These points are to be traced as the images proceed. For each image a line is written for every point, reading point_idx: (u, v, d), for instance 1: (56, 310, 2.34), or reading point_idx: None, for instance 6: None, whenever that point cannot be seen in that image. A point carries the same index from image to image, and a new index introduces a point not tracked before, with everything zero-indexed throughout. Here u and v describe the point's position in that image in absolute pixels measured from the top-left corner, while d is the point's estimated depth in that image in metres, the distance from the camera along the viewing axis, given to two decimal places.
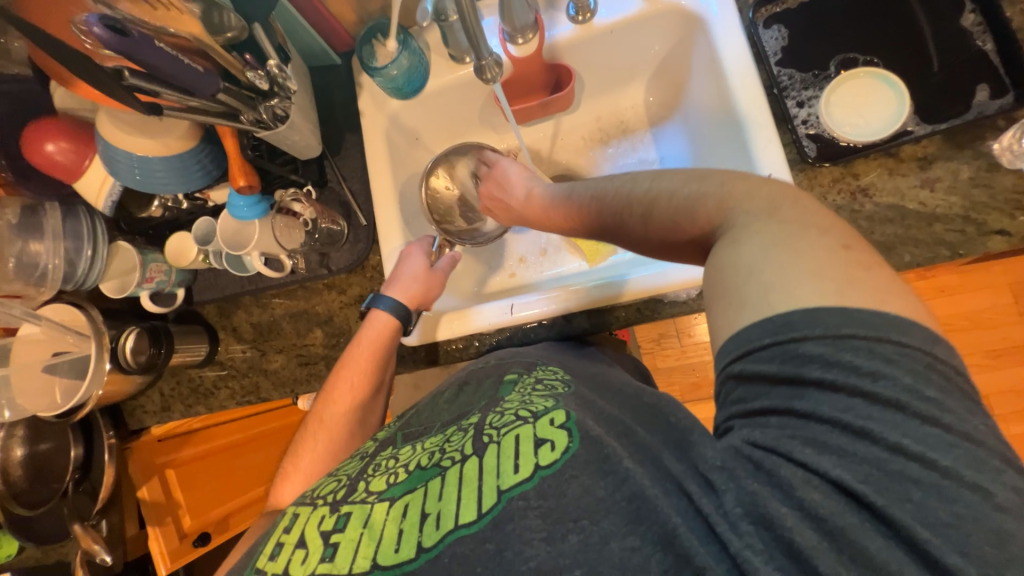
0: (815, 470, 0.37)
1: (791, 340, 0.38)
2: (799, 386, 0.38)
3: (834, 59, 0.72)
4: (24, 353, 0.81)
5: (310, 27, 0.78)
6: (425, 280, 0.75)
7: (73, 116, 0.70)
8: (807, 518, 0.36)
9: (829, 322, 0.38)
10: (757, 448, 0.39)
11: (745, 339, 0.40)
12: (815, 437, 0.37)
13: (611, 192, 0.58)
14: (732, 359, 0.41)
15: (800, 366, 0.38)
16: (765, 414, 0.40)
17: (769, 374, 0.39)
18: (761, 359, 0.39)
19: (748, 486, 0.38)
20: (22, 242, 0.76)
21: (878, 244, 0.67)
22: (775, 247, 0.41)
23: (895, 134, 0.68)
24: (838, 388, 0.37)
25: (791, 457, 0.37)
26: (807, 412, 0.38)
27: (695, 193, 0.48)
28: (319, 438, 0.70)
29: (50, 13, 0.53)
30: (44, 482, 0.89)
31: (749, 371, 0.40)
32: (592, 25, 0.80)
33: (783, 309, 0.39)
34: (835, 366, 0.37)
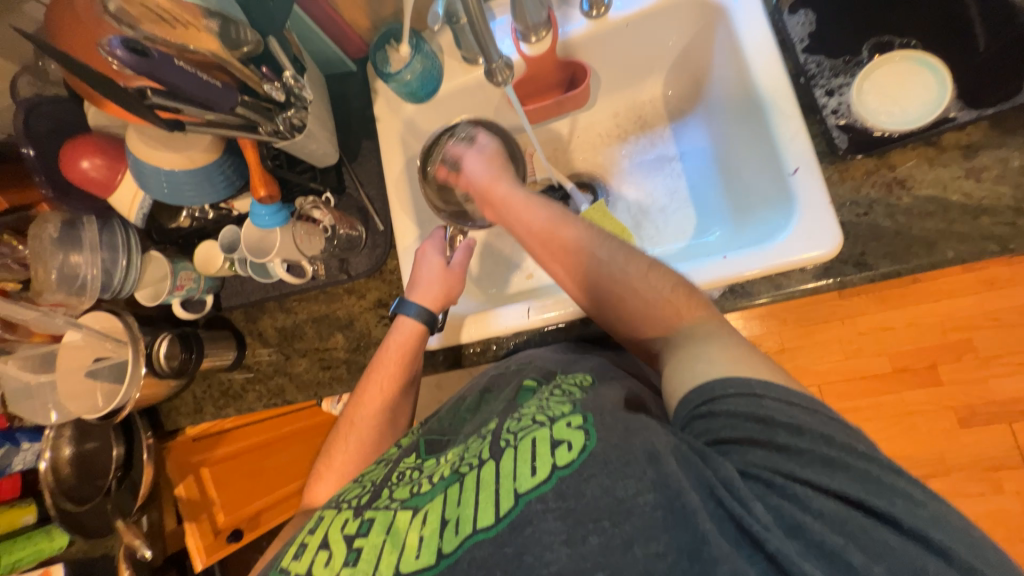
0: (817, 485, 0.40)
1: (752, 394, 0.45)
2: (770, 424, 0.43)
3: (866, 43, 0.68)
4: (69, 358, 0.86)
5: (325, 35, 0.79)
6: (444, 280, 0.74)
7: (106, 134, 0.74)
8: (828, 524, 0.39)
9: (780, 390, 0.45)
10: (759, 469, 0.42)
11: (708, 391, 0.47)
12: (805, 458, 0.42)
13: (603, 257, 0.63)
14: (700, 407, 0.48)
15: (766, 409, 0.44)
16: (747, 447, 0.44)
17: (741, 414, 0.45)
18: (730, 403, 0.46)
19: (769, 502, 0.41)
20: (62, 254, 0.79)
21: (918, 240, 0.63)
22: (725, 355, 0.50)
23: (936, 122, 0.63)
24: (802, 431, 0.42)
25: (795, 477, 0.41)
26: (786, 445, 0.42)
27: (667, 301, 0.58)
28: (351, 439, 0.71)
29: (77, 36, 0.55)
30: (90, 480, 0.95)
31: (724, 412, 0.45)
32: (607, 19, 0.78)
33: (741, 376, 0.47)
34: (791, 414, 0.44)
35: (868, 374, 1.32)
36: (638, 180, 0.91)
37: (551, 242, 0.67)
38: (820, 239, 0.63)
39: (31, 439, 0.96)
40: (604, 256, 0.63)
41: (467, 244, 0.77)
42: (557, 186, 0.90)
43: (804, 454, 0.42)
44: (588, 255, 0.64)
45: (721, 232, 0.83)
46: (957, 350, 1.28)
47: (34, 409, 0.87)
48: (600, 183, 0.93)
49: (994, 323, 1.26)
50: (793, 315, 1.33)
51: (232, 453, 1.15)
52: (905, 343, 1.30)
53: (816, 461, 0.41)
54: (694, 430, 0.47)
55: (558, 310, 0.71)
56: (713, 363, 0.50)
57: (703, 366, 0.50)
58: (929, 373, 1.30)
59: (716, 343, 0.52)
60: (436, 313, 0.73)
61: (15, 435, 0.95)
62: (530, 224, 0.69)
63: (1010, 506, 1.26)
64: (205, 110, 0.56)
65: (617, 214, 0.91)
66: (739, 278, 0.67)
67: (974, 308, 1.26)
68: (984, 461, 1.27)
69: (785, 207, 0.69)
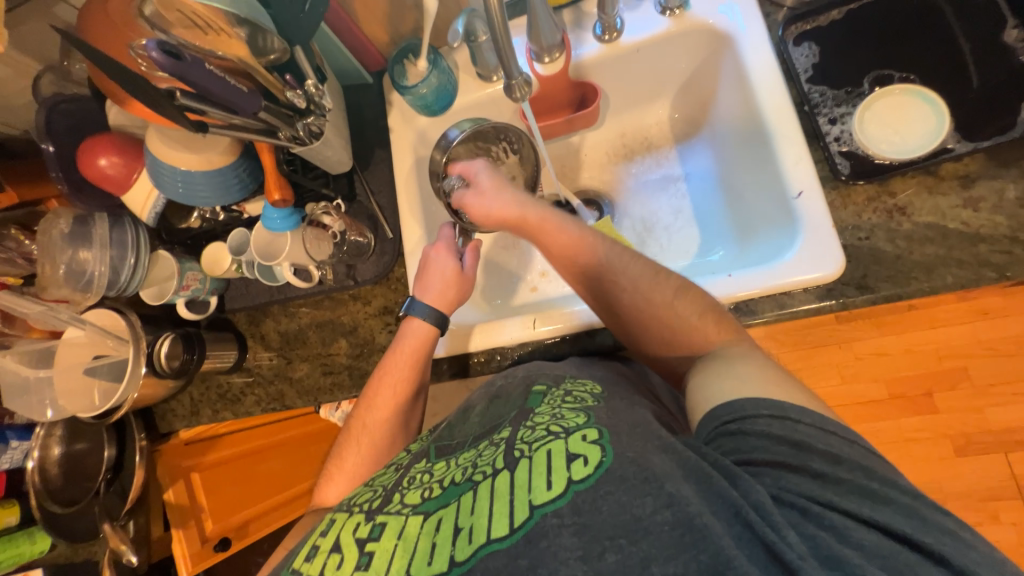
0: (857, 516, 0.40)
1: (786, 416, 0.46)
2: (805, 450, 0.44)
3: (868, 76, 0.71)
4: (70, 354, 0.85)
5: (345, 48, 0.81)
6: (455, 283, 0.74)
7: (125, 133, 0.75)
8: (870, 559, 0.39)
9: (816, 418, 0.46)
10: (794, 496, 0.42)
11: (740, 409, 0.48)
12: (843, 487, 0.42)
13: (629, 284, 0.64)
14: (728, 425, 0.48)
15: (801, 433, 0.45)
16: (781, 469, 0.44)
17: (775, 436, 0.45)
18: (763, 424, 0.46)
19: (804, 531, 0.40)
20: (71, 250, 0.80)
21: (918, 264, 0.64)
22: (754, 370, 0.52)
23: (934, 152, 0.65)
24: (840, 461, 0.43)
25: (834, 506, 0.41)
26: (823, 472, 0.43)
27: (695, 324, 0.61)
28: (360, 442, 0.71)
29: (111, 38, 0.57)
30: (78, 483, 0.93)
31: (756, 431, 0.46)
32: (618, 44, 0.81)
33: (773, 398, 0.48)
34: (829, 442, 0.44)
35: (864, 399, 1.33)
36: (643, 199, 0.93)
37: (573, 266, 0.68)
38: (822, 262, 0.65)
39: (19, 438, 0.94)
40: (628, 282, 0.64)
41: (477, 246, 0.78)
42: (563, 202, 0.92)
43: (840, 482, 0.42)
44: (610, 282, 0.65)
45: (724, 251, 0.85)
46: (952, 378, 1.29)
47: (30, 405, 0.86)
48: (606, 199, 0.95)
49: (989, 352, 1.28)
50: (792, 338, 1.33)
51: (225, 458, 1.13)
52: (901, 369, 1.31)
53: (854, 491, 0.42)
54: (720, 448, 0.48)
55: (559, 323, 0.73)
56: (743, 380, 0.51)
57: (732, 382, 0.51)
58: (925, 401, 1.30)
59: (744, 361, 0.53)
60: (445, 314, 0.74)
61: (5, 433, 0.93)
62: (551, 243, 0.69)
63: (1007, 538, 1.26)
64: (229, 112, 0.57)
65: (622, 230, 0.92)
66: (746, 296, 0.68)
67: (968, 337, 1.28)
68: (980, 491, 1.27)
69: (789, 229, 0.70)
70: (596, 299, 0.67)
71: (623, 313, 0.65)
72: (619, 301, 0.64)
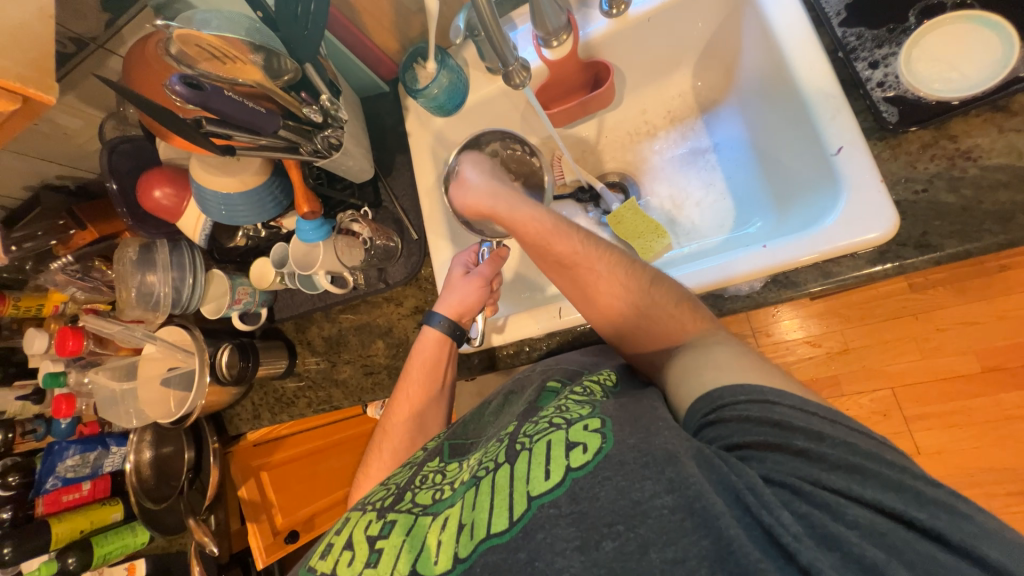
0: (849, 494, 0.38)
1: (765, 400, 0.44)
2: (786, 428, 0.42)
3: (915, 8, 0.62)
4: (148, 368, 0.96)
5: (360, 61, 0.85)
6: (463, 288, 0.75)
7: (174, 166, 0.82)
8: (865, 536, 0.36)
9: (797, 399, 0.44)
10: (783, 476, 0.40)
11: (714, 399, 0.47)
12: (828, 462, 0.40)
13: (607, 266, 0.63)
14: (709, 416, 0.47)
15: (782, 414, 0.43)
16: (764, 450, 0.42)
17: (756, 418, 0.44)
18: (739, 411, 0.45)
19: (797, 510, 0.38)
20: (140, 275, 0.90)
21: (992, 215, 0.56)
22: (735, 359, 0.51)
23: (1003, 85, 0.57)
24: (824, 437, 0.41)
25: (823, 484, 0.39)
26: (806, 449, 0.41)
27: (670, 314, 0.60)
28: (385, 446, 0.73)
29: (147, 80, 0.64)
30: (167, 483, 1.04)
31: (736, 417, 0.45)
32: (627, 17, 0.78)
33: (751, 384, 0.46)
34: (810, 421, 0.42)
35: (951, 375, 1.18)
36: (669, 177, 0.89)
37: (547, 251, 0.66)
38: (874, 221, 0.58)
39: (118, 443, 1.09)
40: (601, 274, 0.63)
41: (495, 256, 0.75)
42: (587, 186, 0.89)
43: (826, 459, 0.40)
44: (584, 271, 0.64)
45: (763, 223, 0.78)
46: None
47: (120, 414, 0.97)
48: (631, 181, 0.92)
49: None
50: (858, 311, 1.21)
51: (288, 458, 1.22)
52: (996, 339, 1.15)
53: (841, 466, 0.39)
54: (705, 439, 0.46)
55: None
56: (722, 369, 0.50)
57: (712, 373, 0.50)
58: None
59: (722, 350, 0.53)
60: (451, 318, 0.74)
61: (106, 440, 1.08)
62: (529, 227, 0.67)
63: None
64: (254, 134, 0.62)
65: (650, 211, 0.89)
66: (788, 266, 0.62)
67: None
68: None
69: (831, 190, 0.64)
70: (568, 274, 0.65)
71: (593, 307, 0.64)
72: (590, 294, 0.64)
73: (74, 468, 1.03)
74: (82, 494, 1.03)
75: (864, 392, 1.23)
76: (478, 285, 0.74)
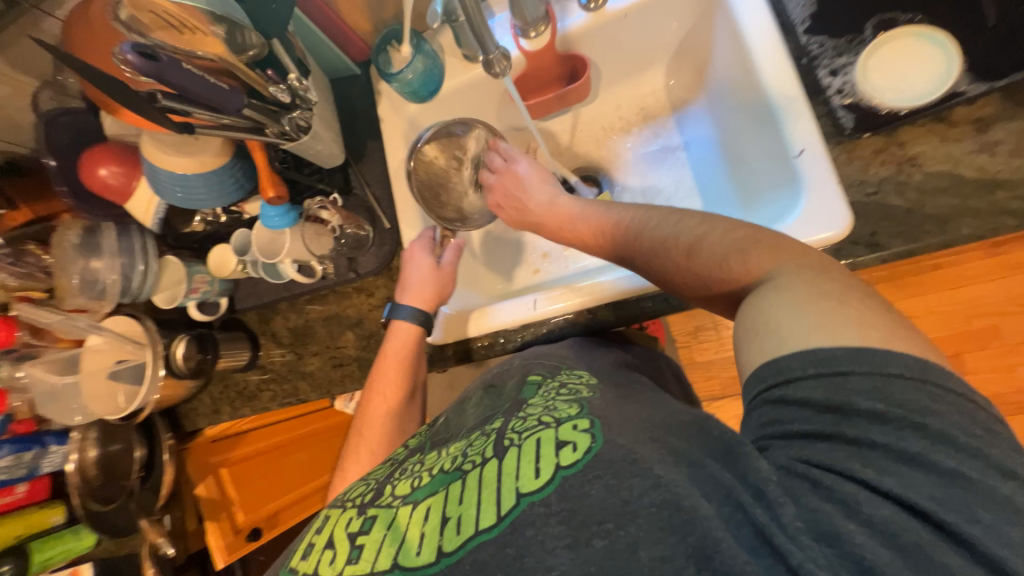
0: (875, 487, 0.36)
1: (838, 372, 0.40)
2: (846, 414, 0.39)
3: (870, 21, 0.66)
4: (93, 360, 0.90)
5: (329, 40, 0.81)
6: (435, 279, 0.76)
7: (121, 142, 0.76)
8: (875, 535, 0.35)
9: (875, 361, 0.39)
10: (810, 466, 0.39)
11: (785, 368, 0.42)
12: (875, 450, 0.37)
13: (644, 227, 0.60)
14: (774, 390, 0.42)
15: (850, 394, 0.39)
16: (808, 438, 0.40)
17: (816, 401, 0.40)
18: (805, 387, 0.40)
19: (806, 504, 0.37)
20: (83, 260, 0.83)
21: (930, 217, 0.61)
22: (811, 303, 0.43)
23: (946, 96, 0.61)
24: (888, 419, 0.38)
25: (851, 476, 0.37)
26: (858, 438, 0.38)
27: (733, 252, 0.51)
28: (361, 449, 0.72)
29: (89, 47, 0.58)
30: (113, 481, 0.97)
31: (796, 398, 0.41)
32: (604, 12, 0.78)
33: (825, 347, 0.41)
34: (885, 397, 0.38)
35: None
36: (642, 172, 0.91)
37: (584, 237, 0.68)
38: (829, 220, 0.62)
39: (58, 442, 0.99)
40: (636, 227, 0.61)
41: (458, 244, 0.79)
42: (562, 179, 0.89)
43: (877, 447, 0.37)
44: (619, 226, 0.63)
45: (729, 220, 0.82)
46: (982, 338, 1.24)
47: (61, 411, 0.90)
48: (605, 175, 0.93)
49: None
50: None
51: (247, 455, 1.16)
52: (930, 332, 1.26)
53: (888, 452, 0.37)
54: (761, 415, 0.43)
55: (563, 301, 0.71)
56: (795, 314, 0.43)
57: (786, 332, 0.43)
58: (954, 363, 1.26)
59: (797, 288, 0.45)
60: (427, 311, 0.74)
61: (43, 438, 0.98)
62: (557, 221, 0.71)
63: None
64: (215, 112, 0.58)
65: None
66: None
67: (1000, 293, 1.22)
68: None
69: (792, 190, 0.68)
70: (609, 248, 0.65)
71: (643, 266, 0.60)
72: (636, 251, 0.60)
73: (8, 469, 0.93)
74: (17, 497, 0.95)
75: None
76: (450, 278, 0.77)
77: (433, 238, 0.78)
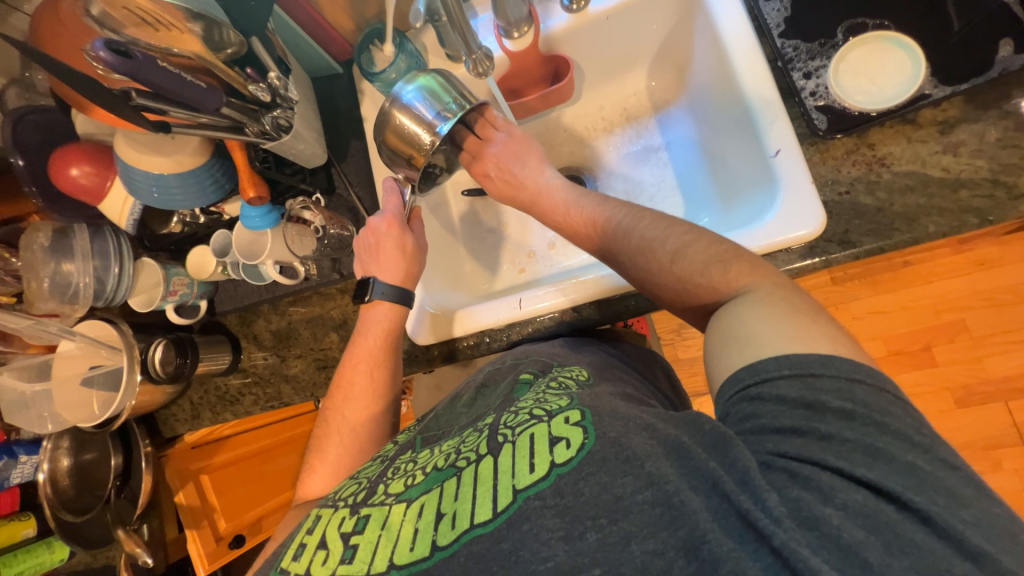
0: (849, 475, 0.39)
1: (809, 374, 0.43)
2: (818, 410, 0.42)
3: (842, 25, 0.69)
4: (65, 367, 0.87)
5: (310, 39, 0.80)
6: (411, 257, 0.76)
7: (93, 142, 0.74)
8: (850, 517, 0.37)
9: (842, 367, 0.43)
10: (790, 459, 0.41)
11: (759, 369, 0.45)
12: (848, 444, 0.40)
13: (633, 230, 0.63)
14: (750, 389, 0.45)
15: (820, 393, 0.42)
16: (785, 434, 0.42)
17: (790, 399, 0.43)
18: (780, 386, 0.44)
19: (789, 494, 0.39)
20: (54, 263, 0.80)
21: (900, 216, 0.63)
22: (784, 315, 0.48)
23: (912, 99, 0.64)
24: (853, 416, 0.41)
25: (824, 465, 0.40)
26: (830, 433, 0.40)
27: (712, 265, 0.55)
28: (341, 432, 0.72)
29: (60, 41, 0.56)
30: (89, 490, 0.94)
31: (773, 395, 0.44)
32: (587, 13, 0.79)
33: (798, 354, 0.44)
34: (850, 396, 0.42)
35: None
36: (625, 171, 0.92)
37: (576, 233, 0.70)
38: (804, 219, 0.64)
39: (29, 451, 0.96)
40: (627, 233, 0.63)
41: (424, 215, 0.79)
42: None
43: (847, 440, 0.40)
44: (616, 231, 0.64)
45: (709, 218, 0.84)
46: (950, 332, 1.29)
47: (30, 419, 0.87)
48: (588, 175, 0.94)
49: (986, 302, 1.27)
50: None
51: (232, 459, 1.15)
52: (901, 326, 1.30)
53: (859, 448, 0.40)
54: (738, 412, 0.45)
55: (550, 299, 0.71)
56: (770, 325, 0.47)
57: (756, 341, 0.47)
58: (923, 355, 1.30)
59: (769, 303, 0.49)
60: (408, 290, 0.75)
61: (14, 448, 0.94)
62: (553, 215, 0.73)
63: (1010, 485, 1.25)
64: (192, 111, 0.57)
65: None
66: None
67: (965, 288, 1.27)
68: (983, 440, 1.27)
69: (769, 189, 0.69)
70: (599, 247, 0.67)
71: (627, 267, 0.63)
72: (622, 253, 0.63)
73: None
74: None
75: None
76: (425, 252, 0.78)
77: (404, 211, 0.76)
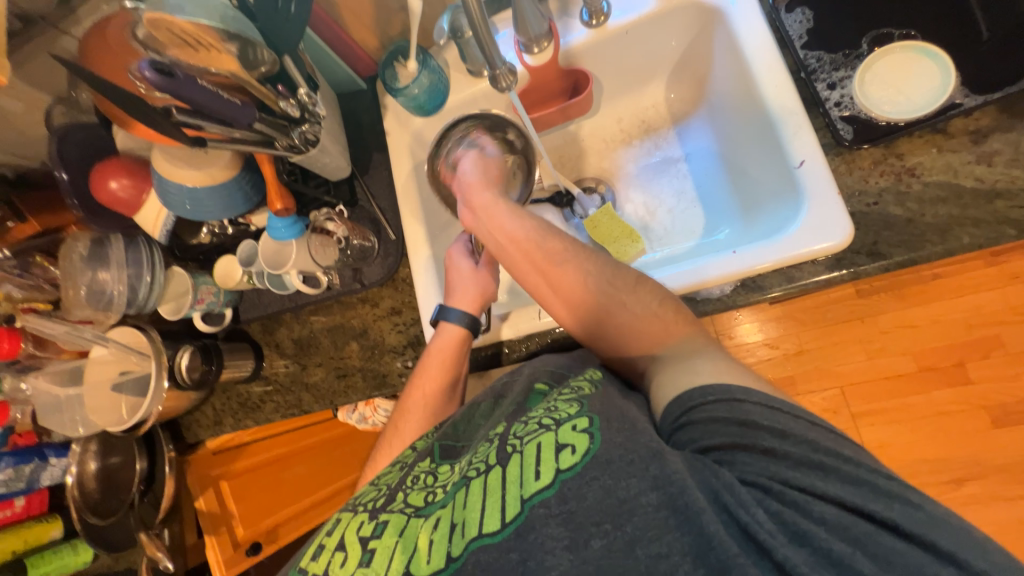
0: (814, 490, 0.40)
1: (734, 400, 0.46)
2: (750, 427, 0.44)
3: (866, 36, 0.68)
4: (96, 372, 0.90)
5: (337, 56, 0.83)
6: (475, 282, 0.76)
7: (132, 156, 0.78)
8: (831, 531, 0.38)
9: (762, 396, 0.46)
10: (754, 476, 0.41)
11: (685, 401, 0.48)
12: (791, 459, 0.41)
13: (600, 267, 0.63)
14: (680, 418, 0.48)
15: (748, 414, 0.44)
16: (732, 452, 0.43)
17: (722, 418, 0.45)
18: (709, 412, 0.46)
19: (769, 508, 0.40)
20: (91, 272, 0.84)
21: (931, 227, 0.62)
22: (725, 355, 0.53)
23: (942, 109, 0.63)
24: (787, 435, 0.43)
25: (791, 483, 0.40)
26: (771, 448, 0.42)
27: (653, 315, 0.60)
28: (393, 443, 0.72)
29: (107, 61, 0.60)
30: (115, 494, 0.96)
31: (704, 420, 0.46)
32: (606, 28, 0.80)
33: (721, 384, 0.47)
34: (773, 418, 0.44)
35: (892, 374, 1.28)
36: (644, 183, 0.92)
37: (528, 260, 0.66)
38: (831, 231, 0.63)
39: (58, 455, 0.99)
40: (591, 276, 0.63)
41: None
42: (564, 191, 0.90)
43: (789, 456, 0.42)
44: (572, 277, 0.63)
45: (730, 230, 0.83)
46: (985, 347, 1.24)
47: (63, 422, 0.91)
48: (606, 185, 0.94)
49: None
50: (811, 316, 1.30)
51: (250, 467, 1.16)
52: (933, 341, 1.26)
53: (804, 463, 0.41)
54: (677, 442, 0.47)
55: None
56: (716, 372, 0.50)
57: (687, 377, 0.51)
58: (957, 372, 1.25)
59: None
60: (478, 314, 0.74)
61: (43, 451, 0.97)
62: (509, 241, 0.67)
63: None
64: (226, 126, 0.59)
65: (625, 216, 0.91)
66: (753, 270, 0.66)
67: (998, 303, 1.22)
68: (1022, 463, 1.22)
69: (794, 201, 0.68)
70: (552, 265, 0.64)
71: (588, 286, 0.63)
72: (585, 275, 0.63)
73: (6, 483, 0.92)
74: (14, 512, 0.94)
75: (817, 390, 1.31)
76: (493, 277, 0.77)
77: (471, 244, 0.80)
